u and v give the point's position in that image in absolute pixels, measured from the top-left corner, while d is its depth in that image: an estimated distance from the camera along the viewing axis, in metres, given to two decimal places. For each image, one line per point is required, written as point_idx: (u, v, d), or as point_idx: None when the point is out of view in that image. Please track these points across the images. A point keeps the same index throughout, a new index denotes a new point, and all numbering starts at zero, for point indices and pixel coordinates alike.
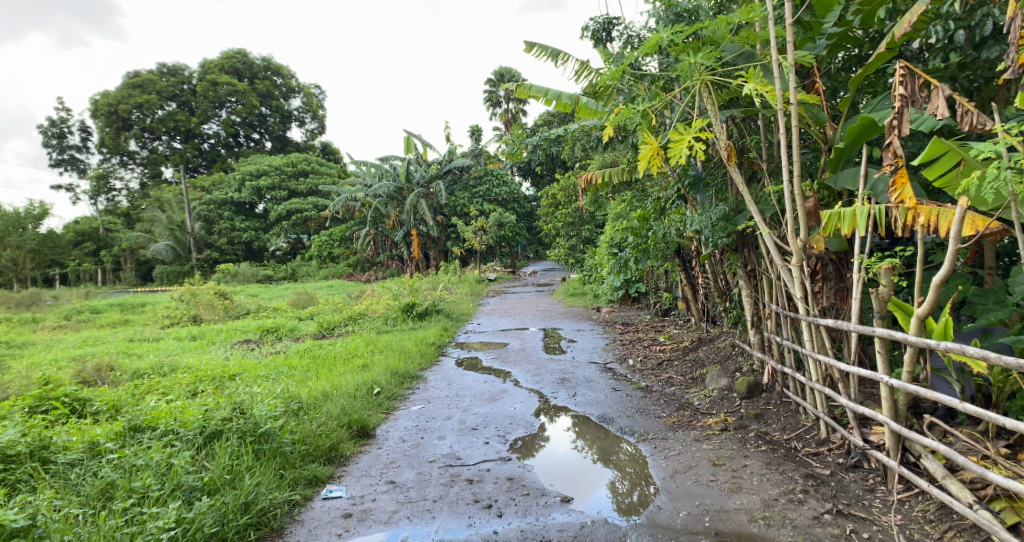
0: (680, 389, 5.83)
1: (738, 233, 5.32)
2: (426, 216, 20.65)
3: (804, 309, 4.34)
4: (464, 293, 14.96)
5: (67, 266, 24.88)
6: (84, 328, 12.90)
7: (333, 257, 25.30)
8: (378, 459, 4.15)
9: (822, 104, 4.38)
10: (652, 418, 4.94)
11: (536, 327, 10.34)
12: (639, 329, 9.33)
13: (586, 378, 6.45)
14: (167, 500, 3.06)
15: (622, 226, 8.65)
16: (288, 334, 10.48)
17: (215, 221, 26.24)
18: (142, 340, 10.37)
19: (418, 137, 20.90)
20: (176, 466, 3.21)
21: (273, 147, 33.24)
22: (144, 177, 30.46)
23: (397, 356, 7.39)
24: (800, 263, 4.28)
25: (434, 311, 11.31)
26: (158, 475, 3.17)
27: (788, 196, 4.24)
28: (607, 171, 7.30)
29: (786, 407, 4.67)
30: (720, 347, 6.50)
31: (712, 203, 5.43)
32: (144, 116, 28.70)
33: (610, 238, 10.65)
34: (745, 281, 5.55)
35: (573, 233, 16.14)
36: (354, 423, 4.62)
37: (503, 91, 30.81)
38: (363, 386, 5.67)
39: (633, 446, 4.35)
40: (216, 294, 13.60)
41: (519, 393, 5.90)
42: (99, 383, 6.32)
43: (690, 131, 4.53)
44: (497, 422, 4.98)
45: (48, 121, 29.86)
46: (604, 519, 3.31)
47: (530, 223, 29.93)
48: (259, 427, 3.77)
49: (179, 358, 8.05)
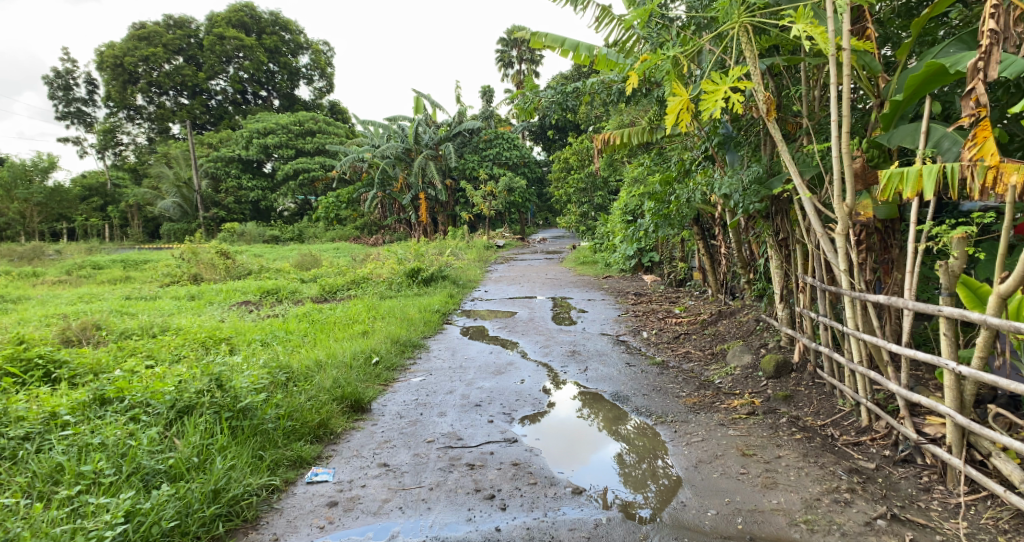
0: (699, 366, 5.45)
1: (771, 198, 4.84)
2: (434, 178, 20.18)
3: (847, 282, 3.89)
4: (471, 259, 14.58)
5: (74, 220, 24.89)
6: (84, 284, 12.69)
7: (340, 219, 24.95)
8: (372, 437, 3.81)
9: (874, 50, 3.87)
10: (671, 398, 4.54)
11: (545, 295, 9.96)
12: (653, 300, 8.92)
13: (597, 351, 6.07)
14: (120, 487, 2.70)
15: (640, 190, 8.16)
16: (290, 297, 10.15)
17: (222, 179, 25.86)
18: (139, 298, 10.13)
19: (428, 97, 20.28)
20: (136, 448, 2.85)
21: (281, 106, 32.54)
22: (151, 133, 30.07)
23: (398, 322, 7.04)
24: (846, 232, 3.82)
25: (440, 276, 10.92)
26: (114, 457, 2.82)
27: (835, 155, 3.78)
28: (626, 130, 6.79)
29: (819, 389, 4.26)
30: (742, 321, 6.08)
31: (744, 164, 4.95)
32: (150, 70, 28.17)
33: (626, 204, 10.18)
34: (776, 250, 5.11)
35: (585, 199, 15.62)
36: (348, 397, 4.26)
37: (517, 52, 29.88)
38: (360, 355, 5.33)
39: (650, 428, 3.97)
40: (219, 253, 13.29)
41: (527, 366, 5.54)
42: (85, 343, 6.01)
43: (727, 80, 4.03)
44: (502, 398, 4.62)
45: (55, 72, 29.32)
46: (611, 495, 3.11)
47: (541, 189, 29.31)
48: (237, 401, 3.39)
49: (173, 318, 7.74)
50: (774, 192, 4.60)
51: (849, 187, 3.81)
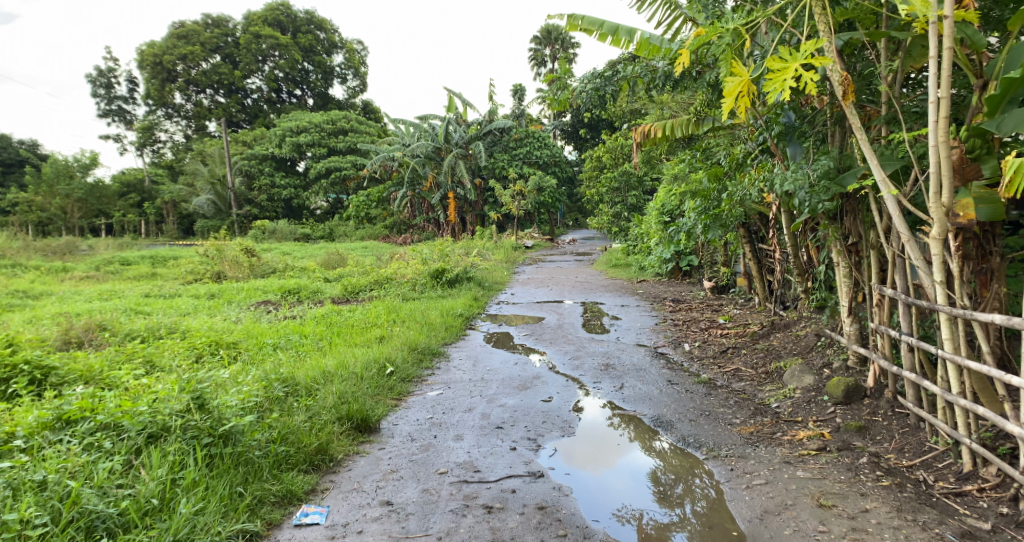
0: (751, 386, 4.86)
1: (842, 196, 4.20)
2: (464, 177, 19.79)
3: (945, 297, 3.26)
4: (499, 260, 14.08)
5: (112, 216, 25.23)
6: (110, 279, 12.55)
7: (370, 217, 24.72)
8: (377, 465, 3.34)
9: (978, 20, 3.24)
10: (722, 426, 3.95)
11: (576, 300, 9.38)
12: (692, 308, 8.29)
13: (633, 366, 5.49)
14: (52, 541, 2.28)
15: (682, 188, 7.53)
16: (311, 297, 9.78)
17: (255, 176, 25.89)
18: (158, 295, 9.86)
19: (459, 95, 19.92)
20: (80, 491, 2.42)
21: (315, 104, 32.49)
22: (188, 130, 30.34)
23: (419, 328, 6.55)
24: (943, 237, 3.21)
25: (466, 278, 10.42)
26: (51, 500, 2.39)
27: (933, 143, 3.15)
28: (668, 122, 6.23)
29: (901, 421, 3.63)
30: (799, 335, 5.42)
31: (810, 158, 4.34)
32: (189, 68, 28.46)
33: (665, 204, 9.53)
34: (843, 256, 4.46)
35: (618, 199, 14.97)
36: (354, 416, 3.77)
37: (550, 50, 29.35)
38: (373, 365, 4.86)
39: (699, 464, 3.41)
40: (243, 250, 13.04)
41: (556, 381, 5.01)
42: (86, 344, 5.63)
43: (799, 56, 3.42)
44: (527, 420, 4.09)
45: (97, 70, 29.80)
46: (644, 515, 2.96)
47: (571, 189, 28.65)
48: (218, 426, 2.94)
49: (187, 319, 7.40)
50: (847, 189, 3.97)
51: (948, 181, 3.18)
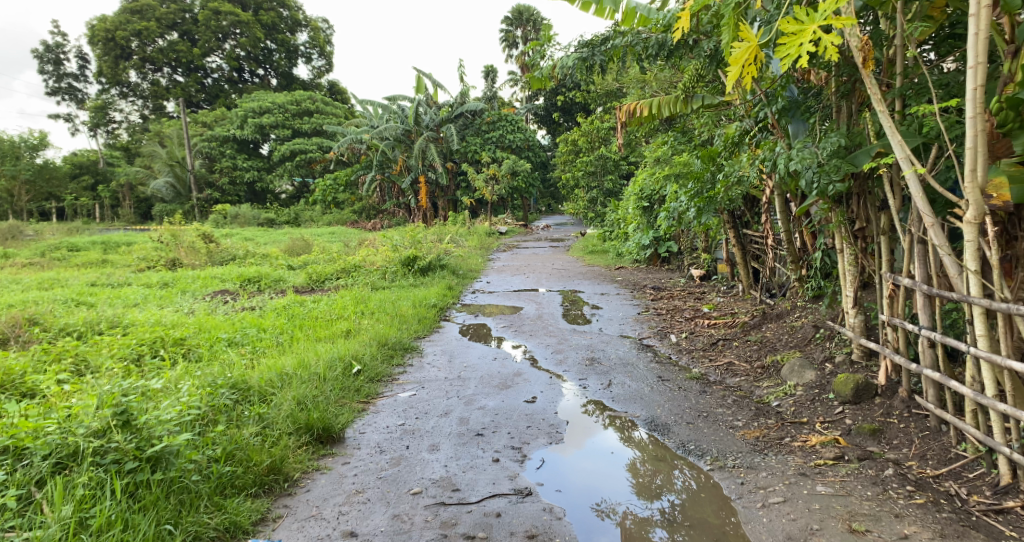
0: (748, 381, 4.54)
1: (854, 176, 3.85)
2: (435, 161, 19.21)
3: (979, 287, 2.94)
4: (473, 247, 13.60)
5: (64, 199, 23.99)
6: (56, 267, 11.73)
7: (338, 202, 23.96)
8: (341, 485, 2.91)
9: None
10: (724, 430, 3.59)
11: (553, 288, 8.99)
12: (674, 296, 7.96)
13: (620, 360, 5.12)
14: None
15: (667, 172, 7.17)
16: (272, 286, 9.19)
17: (216, 159, 24.84)
18: (106, 285, 9.16)
19: (429, 76, 19.24)
20: None
21: (279, 85, 31.29)
22: (144, 110, 28.97)
23: (389, 320, 6.08)
24: (978, 219, 2.90)
25: (438, 265, 9.94)
26: None
27: (969, 115, 2.80)
28: (654, 100, 5.82)
29: (920, 423, 3.30)
30: (794, 327, 5.10)
31: (816, 136, 4.00)
32: (144, 45, 27.08)
33: (647, 188, 9.16)
34: (848, 242, 4.12)
35: (594, 184, 14.57)
36: (314, 425, 3.33)
37: (522, 32, 28.70)
38: (337, 365, 4.41)
39: (699, 473, 3.10)
40: (200, 236, 12.32)
41: (539, 379, 4.61)
42: (11, 342, 5.02)
43: (818, 16, 3.02)
44: (510, 425, 3.68)
45: (44, 46, 28.17)
46: (626, 510, 2.87)
47: (544, 174, 28.19)
48: (144, 448, 2.47)
49: (133, 310, 6.78)
50: (860, 168, 3.63)
51: (983, 159, 2.84)
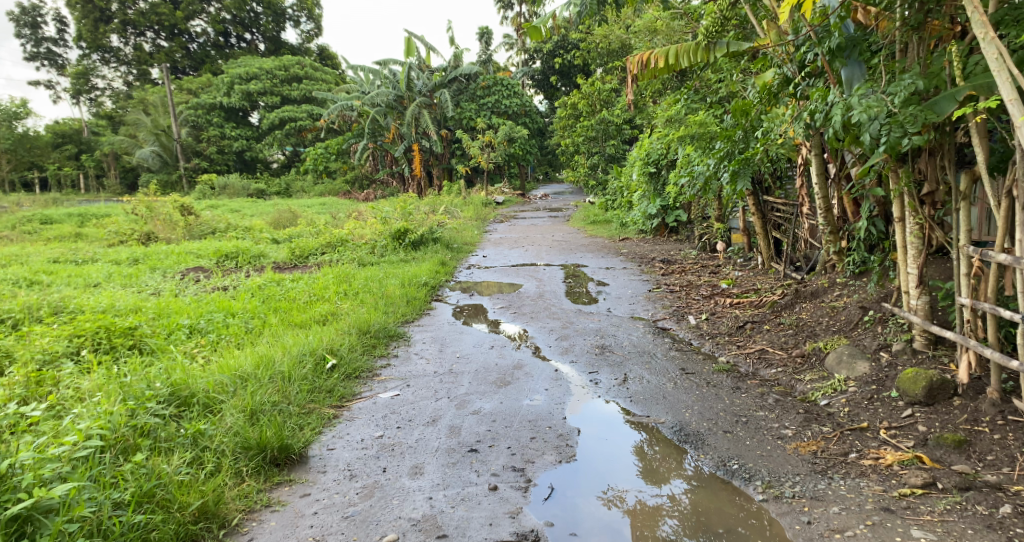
0: (787, 374, 3.87)
1: (933, 126, 3.12)
2: (429, 128, 18.36)
3: None
4: (468, 218, 12.86)
5: (46, 169, 23.11)
6: (26, 241, 10.97)
7: (330, 171, 23.14)
8: (295, 533, 2.28)
9: None
10: (772, 442, 2.95)
11: (554, 262, 8.27)
12: (687, 270, 7.28)
13: (634, 348, 4.46)
14: None
15: (680, 133, 6.45)
16: (252, 263, 8.47)
17: (203, 127, 23.83)
18: (72, 262, 8.43)
19: (422, 38, 18.19)
20: None
21: (266, 50, 29.92)
22: (128, 77, 27.82)
23: (373, 302, 5.41)
24: None
25: (431, 239, 9.20)
26: None
27: None
28: (671, 48, 4.95)
29: (1021, 435, 2.64)
30: (834, 307, 4.41)
31: (882, 80, 3.28)
32: (125, 8, 25.84)
33: (658, 152, 8.39)
34: (911, 209, 3.41)
35: (595, 150, 13.75)
36: (268, 445, 2.68)
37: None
38: (307, 362, 3.74)
39: (743, 494, 2.58)
40: (178, 207, 11.54)
41: (543, 373, 3.95)
42: None
43: None
44: (511, 437, 3.03)
45: (20, 9, 26.93)
46: (632, 496, 2.63)
47: (542, 141, 27.25)
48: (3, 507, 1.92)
49: (89, 291, 6.06)
50: (942, 118, 2.95)
51: None
